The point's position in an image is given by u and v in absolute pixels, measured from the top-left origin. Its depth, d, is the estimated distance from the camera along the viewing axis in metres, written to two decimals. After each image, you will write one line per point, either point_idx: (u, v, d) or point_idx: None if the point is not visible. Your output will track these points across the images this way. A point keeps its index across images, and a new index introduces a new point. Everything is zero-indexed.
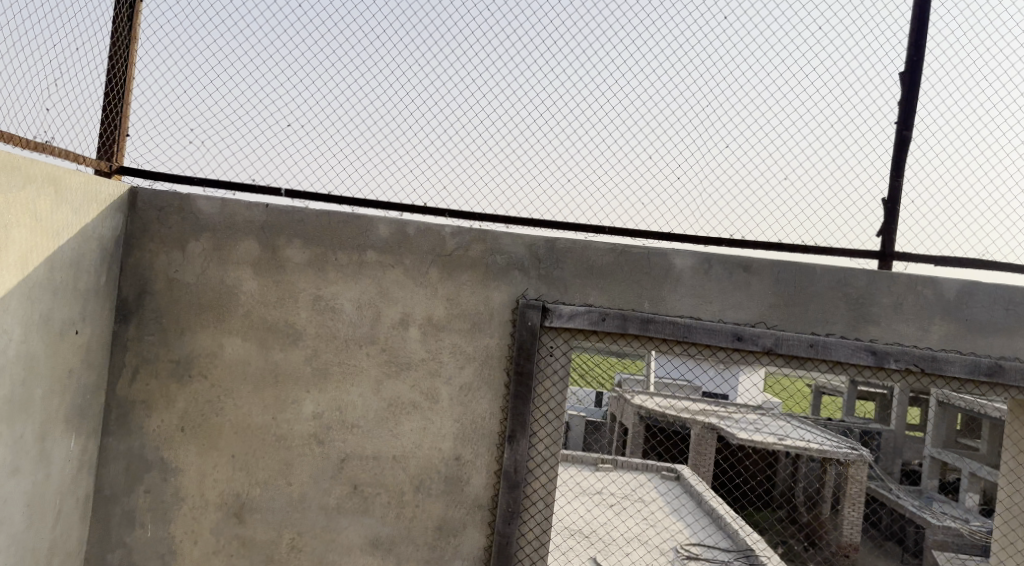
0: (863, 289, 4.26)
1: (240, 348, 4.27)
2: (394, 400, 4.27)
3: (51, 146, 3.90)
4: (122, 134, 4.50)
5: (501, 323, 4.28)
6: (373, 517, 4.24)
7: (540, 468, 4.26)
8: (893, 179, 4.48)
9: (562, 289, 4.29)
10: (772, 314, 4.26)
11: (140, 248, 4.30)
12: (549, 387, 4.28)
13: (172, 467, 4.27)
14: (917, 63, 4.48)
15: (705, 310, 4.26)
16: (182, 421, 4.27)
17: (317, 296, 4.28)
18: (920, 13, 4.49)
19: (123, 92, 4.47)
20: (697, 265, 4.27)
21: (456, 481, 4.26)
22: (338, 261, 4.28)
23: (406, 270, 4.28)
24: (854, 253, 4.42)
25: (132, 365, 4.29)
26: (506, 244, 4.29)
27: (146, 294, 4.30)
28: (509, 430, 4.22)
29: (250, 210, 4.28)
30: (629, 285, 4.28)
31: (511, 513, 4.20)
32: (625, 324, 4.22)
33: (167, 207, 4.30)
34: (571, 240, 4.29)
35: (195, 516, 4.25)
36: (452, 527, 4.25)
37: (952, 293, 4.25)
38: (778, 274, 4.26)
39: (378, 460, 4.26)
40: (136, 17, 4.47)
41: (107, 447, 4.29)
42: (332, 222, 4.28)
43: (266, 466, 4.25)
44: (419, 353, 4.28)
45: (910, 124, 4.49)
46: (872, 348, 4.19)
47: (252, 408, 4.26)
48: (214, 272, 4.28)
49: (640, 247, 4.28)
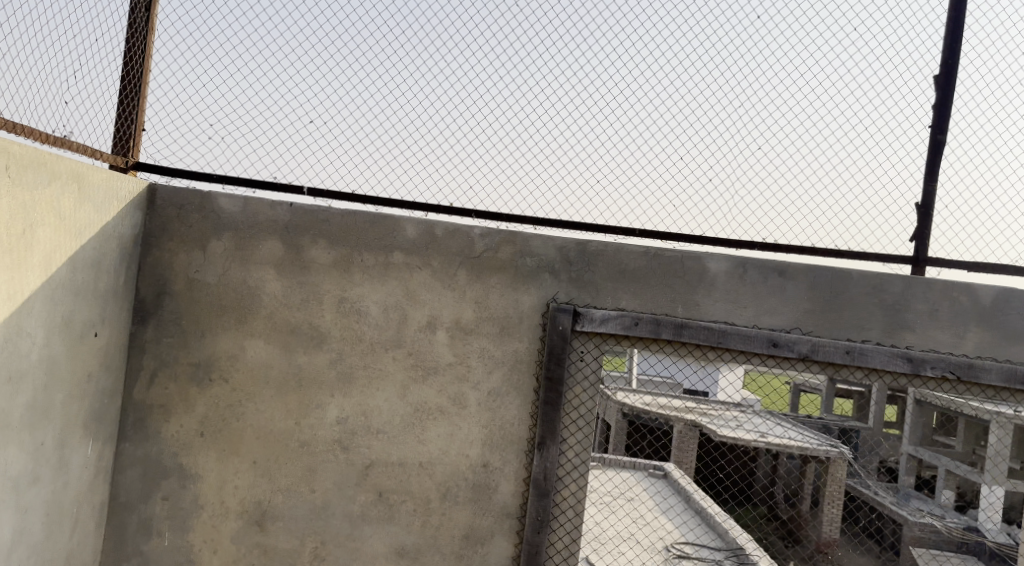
0: (899, 295, 4.19)
1: (263, 351, 4.14)
2: (420, 405, 4.16)
3: (71, 141, 3.75)
4: (139, 129, 4.34)
5: (530, 327, 4.18)
6: (399, 526, 4.13)
7: (570, 475, 4.16)
8: (927, 184, 4.41)
9: (594, 293, 4.19)
10: (807, 319, 4.18)
11: (158, 247, 4.15)
12: (579, 394, 4.18)
13: (191, 473, 4.13)
14: (952, 66, 4.41)
15: (739, 316, 4.18)
16: (202, 426, 4.14)
17: (342, 298, 4.15)
18: (956, 16, 4.42)
19: (140, 86, 4.32)
20: (731, 270, 4.19)
21: (484, 489, 4.15)
22: (364, 263, 4.16)
23: (433, 272, 4.17)
24: (888, 258, 4.35)
25: (150, 368, 4.15)
26: (536, 246, 4.18)
27: (164, 295, 4.15)
28: (539, 437, 4.12)
29: (273, 209, 4.15)
30: (663, 289, 4.19)
31: (540, 521, 4.10)
32: (658, 329, 4.13)
33: (186, 205, 4.15)
34: (603, 243, 4.19)
35: (214, 524, 4.12)
36: (479, 536, 4.14)
37: (988, 301, 4.19)
38: (813, 279, 4.18)
39: (404, 467, 4.14)
40: (154, 9, 4.34)
41: (123, 453, 4.15)
42: (358, 222, 4.15)
43: (289, 473, 4.13)
44: (446, 357, 4.17)
45: (944, 128, 4.42)
46: (908, 355, 4.12)
47: (274, 414, 4.14)
48: (236, 273, 4.15)
49: (673, 251, 4.19)
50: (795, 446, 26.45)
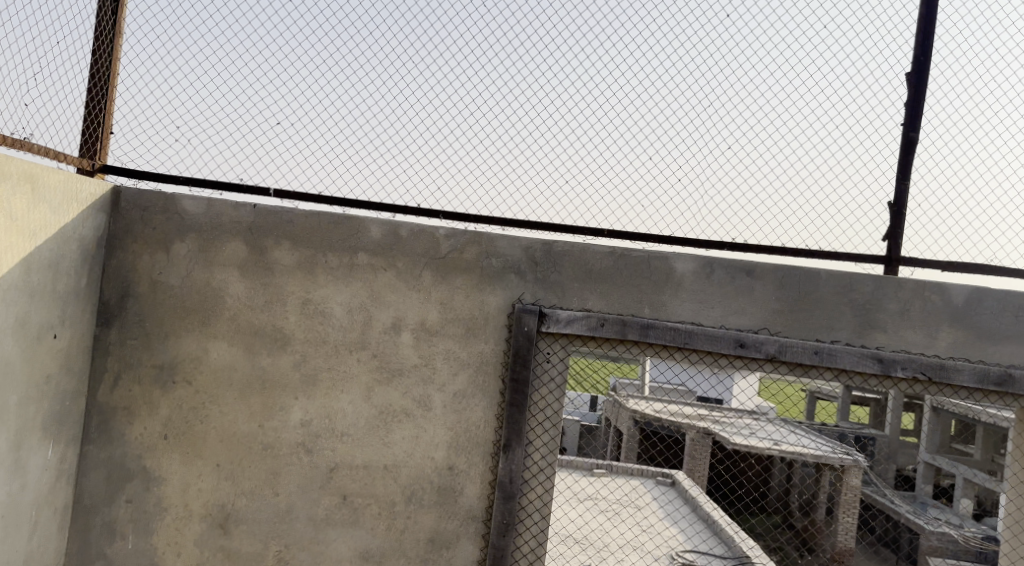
0: (869, 295, 4.12)
1: (226, 353, 4.13)
2: (385, 407, 4.13)
3: (31, 143, 3.76)
4: (106, 131, 4.33)
5: (496, 328, 4.15)
6: (363, 529, 4.10)
7: (536, 479, 4.12)
8: (900, 182, 4.34)
9: (560, 294, 4.15)
10: (775, 320, 4.13)
11: (123, 249, 4.15)
12: (545, 395, 4.15)
13: (155, 476, 4.12)
14: (924, 63, 4.34)
15: (707, 316, 4.13)
16: (166, 429, 4.13)
17: (307, 300, 4.14)
18: (928, 12, 4.36)
19: (107, 89, 4.29)
20: (698, 270, 4.15)
21: (449, 492, 4.11)
22: (328, 264, 4.14)
23: (398, 273, 4.15)
24: (861, 258, 4.29)
25: (114, 371, 4.15)
26: (501, 247, 4.15)
27: (128, 297, 4.16)
28: (504, 439, 4.08)
29: (237, 210, 4.14)
30: (629, 290, 4.15)
31: (505, 525, 4.06)
32: (624, 330, 4.08)
33: (151, 207, 4.16)
34: (569, 243, 4.15)
35: (178, 527, 4.10)
36: (445, 539, 4.11)
37: (961, 300, 4.11)
38: (782, 278, 4.13)
39: (368, 470, 4.11)
40: (121, 11, 4.31)
41: (87, 456, 4.14)
42: (322, 223, 4.14)
43: (252, 476, 4.11)
44: (411, 359, 4.14)
45: (917, 126, 4.35)
46: (878, 355, 4.05)
47: (238, 416, 4.12)
48: (199, 275, 4.14)
49: (639, 251, 4.15)
50: (808, 454, 26.27)
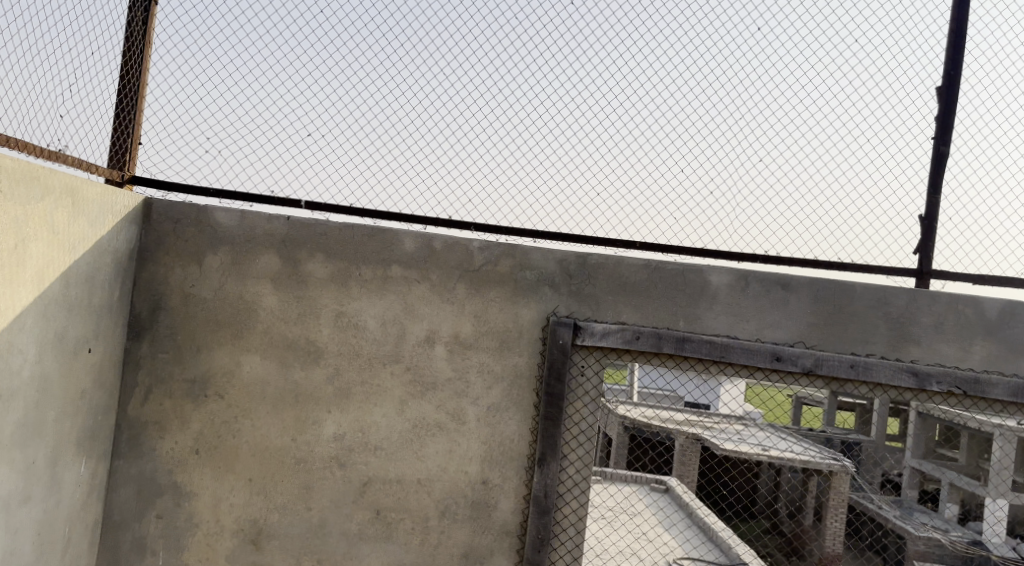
0: (903, 308, 4.13)
1: (259, 366, 4.09)
2: (418, 420, 4.09)
3: (66, 155, 3.71)
4: (135, 142, 4.27)
5: (530, 342, 4.12)
6: (396, 544, 4.06)
7: (571, 492, 4.10)
8: (931, 195, 4.36)
9: (594, 306, 4.13)
10: (810, 333, 4.12)
11: (154, 262, 4.11)
12: (580, 408, 4.12)
13: (185, 491, 4.07)
14: (954, 76, 4.36)
15: (742, 329, 4.13)
16: (197, 443, 4.08)
17: (340, 312, 4.10)
18: (958, 27, 4.38)
19: (137, 99, 4.24)
20: (733, 283, 4.14)
21: (483, 506, 4.08)
22: (362, 276, 4.11)
23: (432, 286, 4.11)
24: (893, 271, 4.30)
25: (145, 385, 4.09)
26: (536, 259, 4.13)
27: (159, 310, 4.11)
28: (540, 453, 4.05)
29: (270, 222, 4.10)
30: (664, 303, 4.14)
31: (541, 539, 4.03)
32: (660, 343, 4.07)
33: (183, 219, 4.11)
34: (604, 256, 4.14)
35: (209, 542, 4.06)
36: (479, 554, 4.07)
37: (994, 313, 4.12)
38: (817, 291, 4.13)
39: (402, 484, 4.08)
40: (152, 21, 4.27)
41: (117, 470, 4.08)
42: (355, 235, 4.10)
43: (285, 490, 4.06)
44: (445, 372, 4.11)
45: (947, 139, 4.37)
46: (913, 369, 4.06)
47: (271, 430, 4.08)
48: (232, 287, 4.10)
49: (674, 264, 4.14)
50: (797, 459, 26.33)
